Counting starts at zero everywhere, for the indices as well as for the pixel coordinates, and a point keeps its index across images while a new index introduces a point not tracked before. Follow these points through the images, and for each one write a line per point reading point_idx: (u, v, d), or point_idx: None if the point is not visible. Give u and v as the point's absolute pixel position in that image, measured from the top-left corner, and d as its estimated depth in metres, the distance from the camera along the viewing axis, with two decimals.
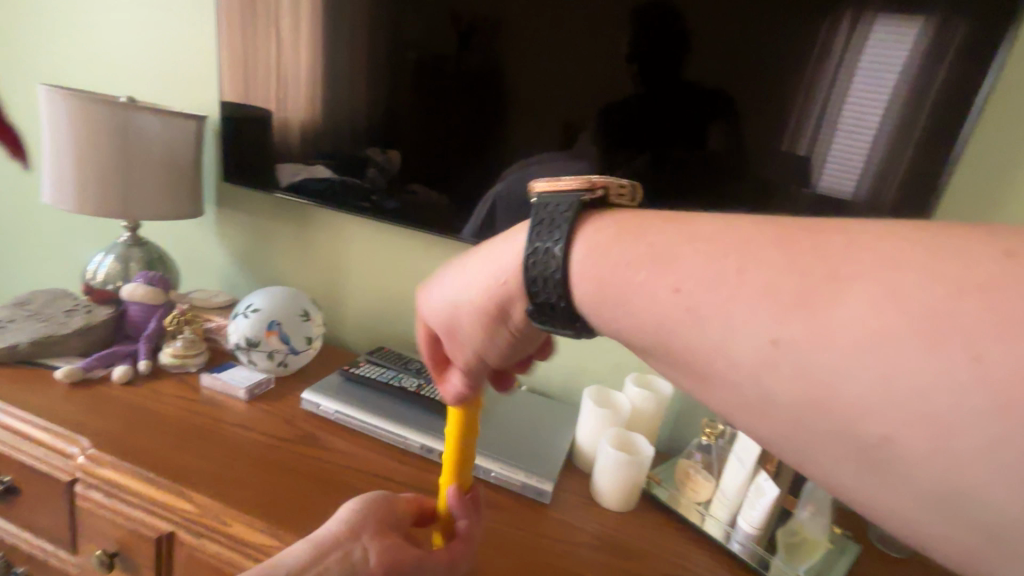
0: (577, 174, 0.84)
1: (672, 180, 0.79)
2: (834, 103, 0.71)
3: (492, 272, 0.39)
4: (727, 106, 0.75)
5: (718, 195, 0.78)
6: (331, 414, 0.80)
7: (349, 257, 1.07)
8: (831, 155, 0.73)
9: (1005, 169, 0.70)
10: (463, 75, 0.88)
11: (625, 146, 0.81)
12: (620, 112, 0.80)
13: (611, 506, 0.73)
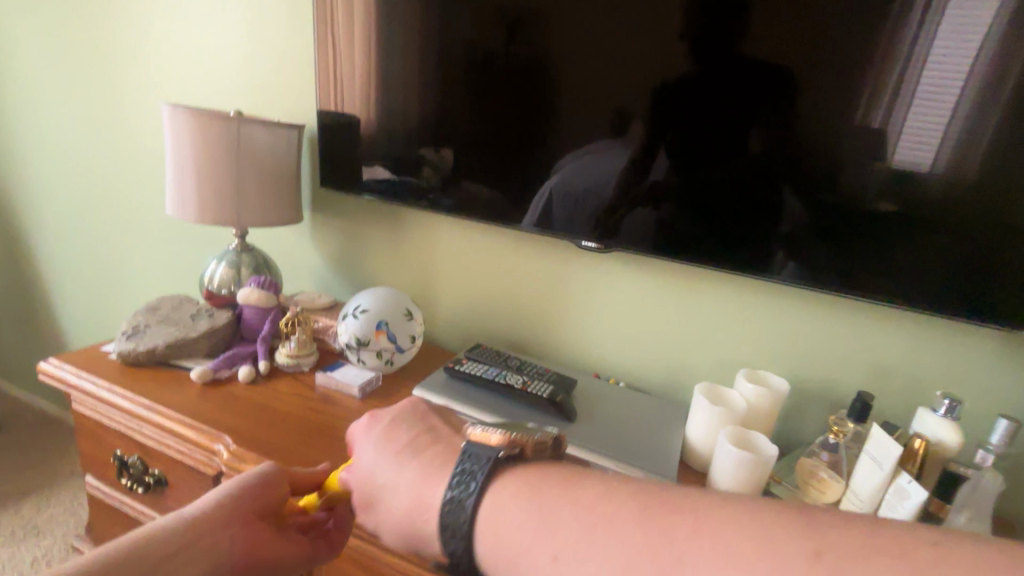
0: (628, 161, 0.83)
1: (727, 163, 0.77)
2: (910, 71, 0.66)
3: (408, 478, 0.49)
4: (784, 83, 0.72)
5: (785, 176, 0.74)
6: (441, 411, 0.82)
7: (438, 257, 1.08)
8: (906, 127, 0.68)
9: None
10: (517, 68, 0.87)
11: (678, 131, 0.79)
12: (674, 96, 0.78)
13: None
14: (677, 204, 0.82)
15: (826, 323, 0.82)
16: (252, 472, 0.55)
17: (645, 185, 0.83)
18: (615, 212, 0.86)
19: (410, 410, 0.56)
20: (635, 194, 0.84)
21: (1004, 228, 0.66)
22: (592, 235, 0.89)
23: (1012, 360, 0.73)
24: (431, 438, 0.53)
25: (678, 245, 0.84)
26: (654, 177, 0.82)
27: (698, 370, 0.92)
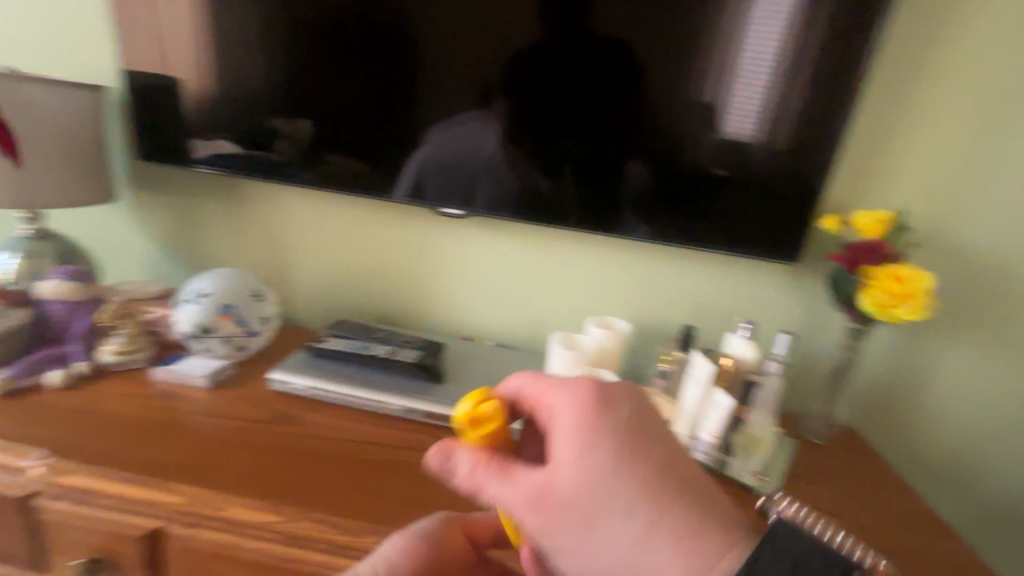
0: (497, 131, 0.86)
1: (590, 133, 0.83)
2: (730, 51, 0.77)
3: (607, 473, 0.40)
4: (630, 59, 0.80)
5: (636, 145, 0.83)
6: (303, 391, 0.79)
7: (291, 233, 1.01)
8: (732, 101, 0.79)
9: (887, 105, 0.81)
10: (374, 34, 0.84)
11: (542, 102, 0.83)
12: (535, 67, 0.82)
13: None
14: (549, 171, 0.87)
15: (659, 271, 0.94)
16: (426, 525, 0.52)
17: (516, 155, 0.87)
18: (489, 183, 0.88)
19: (615, 398, 0.43)
20: (503, 165, 0.87)
21: (778, 181, 0.81)
22: (467, 205, 0.90)
23: (792, 289, 0.90)
24: (615, 437, 0.41)
25: (552, 212, 0.88)
26: (523, 146, 0.86)
27: (557, 324, 0.99)
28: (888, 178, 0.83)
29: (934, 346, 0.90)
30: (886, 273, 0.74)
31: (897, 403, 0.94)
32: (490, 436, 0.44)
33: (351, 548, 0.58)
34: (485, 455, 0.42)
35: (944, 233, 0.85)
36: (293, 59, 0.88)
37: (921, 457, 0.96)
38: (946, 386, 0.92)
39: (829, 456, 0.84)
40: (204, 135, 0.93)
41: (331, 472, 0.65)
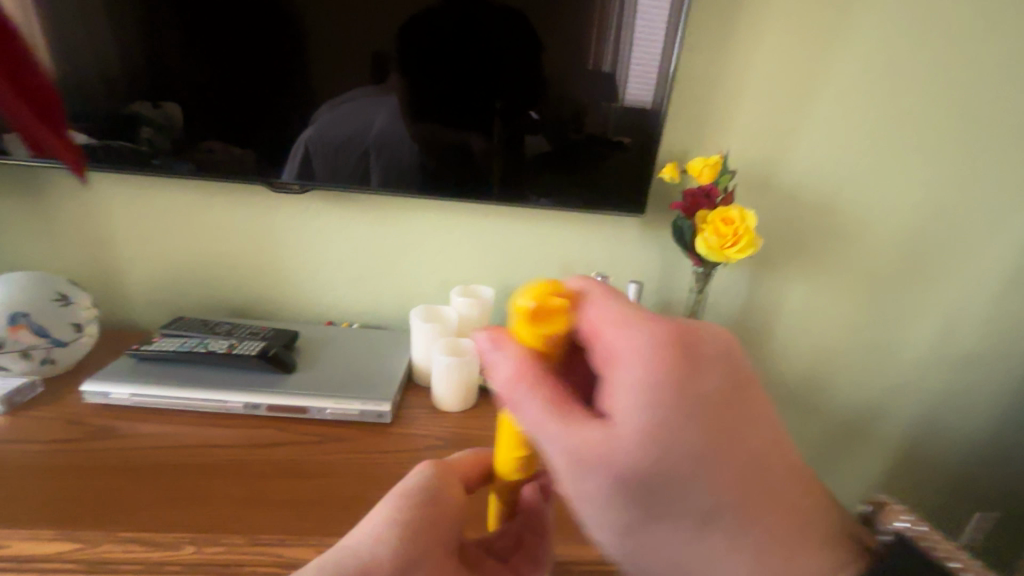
0: (393, 109, 0.80)
1: (493, 106, 0.80)
2: (629, 17, 0.76)
3: (683, 445, 0.35)
4: (529, 29, 0.76)
5: (539, 118, 0.81)
6: (127, 400, 0.70)
7: (113, 223, 0.89)
8: (631, 69, 0.79)
9: (720, 60, 0.84)
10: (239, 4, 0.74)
11: (443, 74, 0.78)
12: (431, 36, 0.76)
13: (451, 408, 0.78)
14: (456, 148, 0.83)
15: (521, 233, 0.93)
16: (416, 479, 0.47)
17: (421, 133, 0.82)
18: (388, 163, 0.83)
19: (645, 366, 0.35)
20: (402, 143, 0.82)
21: (618, 134, 0.83)
22: (362, 186, 0.85)
23: (647, 240, 0.94)
24: (705, 387, 0.36)
25: (459, 187, 0.86)
26: (427, 123, 0.81)
27: (427, 296, 0.97)
28: (718, 125, 0.88)
29: (773, 280, 0.98)
30: (717, 216, 0.78)
31: (747, 335, 1.02)
32: (546, 334, 0.38)
33: (168, 563, 0.52)
34: (545, 398, 0.37)
35: (771, 175, 0.92)
36: (64, 20, 0.74)
37: (770, 380, 1.06)
38: (786, 315, 1.01)
39: None
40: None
41: (147, 484, 0.58)
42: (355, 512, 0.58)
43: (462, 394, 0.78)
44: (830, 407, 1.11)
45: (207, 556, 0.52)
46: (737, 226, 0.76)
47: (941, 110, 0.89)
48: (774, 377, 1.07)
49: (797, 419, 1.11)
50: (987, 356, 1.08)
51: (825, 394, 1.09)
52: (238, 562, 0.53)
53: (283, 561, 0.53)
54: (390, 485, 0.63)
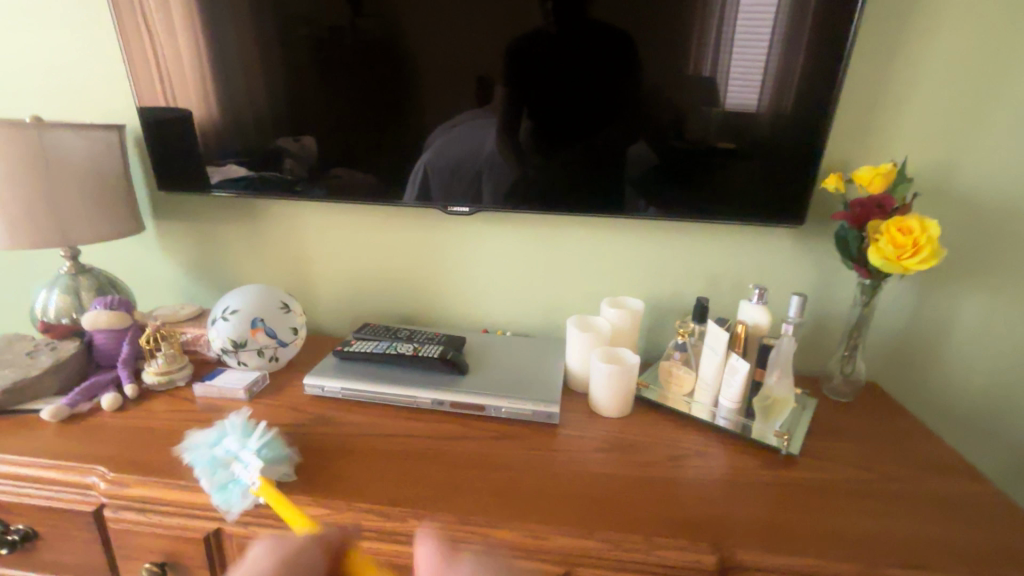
0: (496, 129, 0.88)
1: (589, 120, 0.85)
2: (728, 24, 0.78)
3: None
4: (626, 44, 0.81)
5: (638, 129, 0.85)
6: (337, 392, 0.83)
7: (309, 244, 1.06)
8: (733, 73, 0.80)
9: (887, 64, 0.81)
10: (368, 44, 0.86)
11: (542, 94, 0.85)
12: (529, 59, 0.84)
13: (610, 414, 0.83)
14: (556, 162, 0.89)
15: (667, 247, 0.95)
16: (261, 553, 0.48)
17: (518, 149, 0.89)
18: (497, 178, 0.91)
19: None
20: (508, 159, 0.90)
21: (774, 147, 0.83)
22: (472, 202, 0.94)
23: (801, 251, 0.92)
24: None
25: (564, 199, 0.91)
26: (521, 139, 0.88)
27: (573, 308, 1.02)
28: (884, 131, 0.84)
29: (946, 293, 0.91)
30: (892, 226, 0.75)
31: (915, 353, 0.95)
32: None
33: (395, 532, 0.61)
34: None
35: (945, 180, 0.86)
36: (290, 78, 0.91)
37: (944, 403, 0.97)
38: (964, 331, 0.92)
39: (852, 412, 0.86)
40: (215, 162, 0.98)
41: (368, 465, 0.69)
42: (546, 503, 0.63)
43: (622, 400, 0.82)
44: (1023, 439, 0.98)
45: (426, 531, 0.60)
46: (917, 236, 0.73)
47: None
48: (948, 400, 0.97)
49: (980, 450, 0.99)
50: None
51: (1014, 423, 0.97)
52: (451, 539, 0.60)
53: (490, 540, 0.59)
54: (571, 482, 0.67)
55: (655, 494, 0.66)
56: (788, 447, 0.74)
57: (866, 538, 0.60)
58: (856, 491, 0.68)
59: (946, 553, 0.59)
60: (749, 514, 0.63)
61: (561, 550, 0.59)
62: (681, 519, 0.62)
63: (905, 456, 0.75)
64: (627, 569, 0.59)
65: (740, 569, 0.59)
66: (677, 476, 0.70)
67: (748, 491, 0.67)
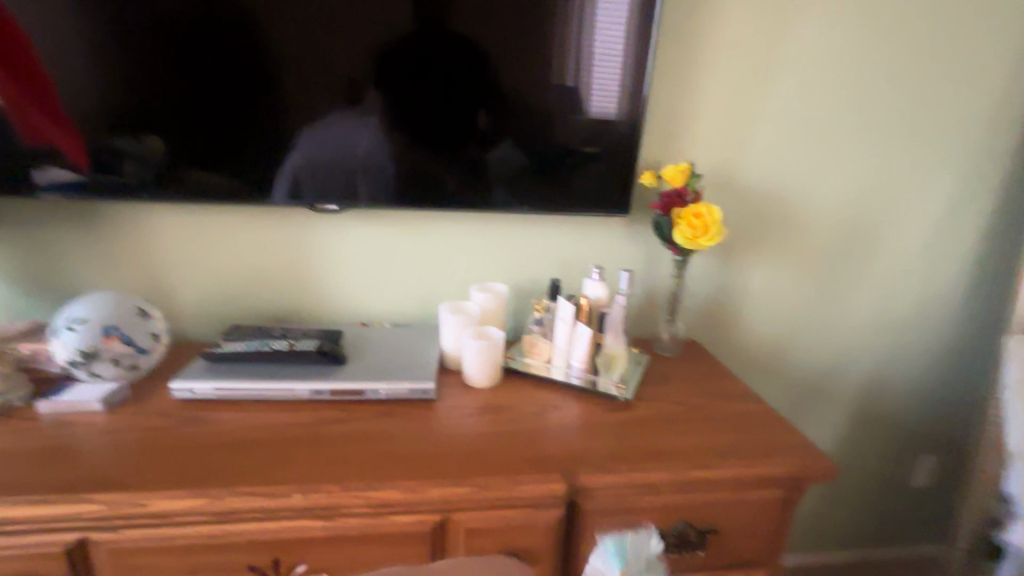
0: (367, 130, 0.94)
1: (454, 123, 0.95)
2: (586, 48, 0.94)
3: None
4: (483, 55, 0.92)
5: (498, 131, 0.96)
6: (208, 393, 0.82)
7: (165, 248, 1.01)
8: (594, 90, 0.96)
9: (679, 84, 1.03)
10: (230, 44, 0.87)
11: (410, 96, 0.93)
12: (395, 65, 0.91)
13: (482, 385, 0.93)
14: (427, 158, 0.97)
15: (525, 237, 1.09)
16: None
17: (389, 148, 0.96)
18: (366, 179, 0.97)
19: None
20: (375, 161, 0.96)
21: (603, 149, 1.00)
22: (348, 197, 0.98)
23: (631, 236, 1.10)
24: None
25: (436, 191, 0.99)
26: (391, 139, 0.95)
27: (446, 296, 1.11)
28: (682, 137, 1.06)
29: (737, 265, 1.16)
30: (689, 211, 0.95)
31: (720, 313, 1.19)
32: None
33: (281, 509, 0.64)
34: None
35: (729, 176, 1.10)
36: (153, 73, 0.87)
37: (743, 352, 1.23)
38: (752, 294, 1.19)
39: (674, 364, 1.06)
40: (39, 165, 0.89)
41: (248, 455, 0.71)
42: (424, 463, 0.71)
43: (491, 372, 0.92)
44: (796, 374, 1.27)
45: (312, 502, 0.64)
46: (705, 218, 0.94)
47: (862, 112, 1.09)
48: (747, 350, 1.23)
49: (770, 386, 1.27)
50: (917, 318, 1.28)
51: (789, 362, 1.26)
52: (337, 505, 0.65)
53: (374, 501, 0.66)
54: (446, 443, 0.76)
55: (518, 442, 0.77)
56: (624, 394, 0.91)
57: (678, 452, 0.77)
58: (673, 420, 0.86)
59: (732, 453, 0.78)
60: (594, 447, 0.77)
61: (439, 498, 0.67)
62: (540, 459, 0.73)
63: (710, 392, 0.96)
64: (497, 506, 0.69)
65: (587, 490, 0.72)
66: (536, 427, 0.82)
67: (595, 431, 0.82)
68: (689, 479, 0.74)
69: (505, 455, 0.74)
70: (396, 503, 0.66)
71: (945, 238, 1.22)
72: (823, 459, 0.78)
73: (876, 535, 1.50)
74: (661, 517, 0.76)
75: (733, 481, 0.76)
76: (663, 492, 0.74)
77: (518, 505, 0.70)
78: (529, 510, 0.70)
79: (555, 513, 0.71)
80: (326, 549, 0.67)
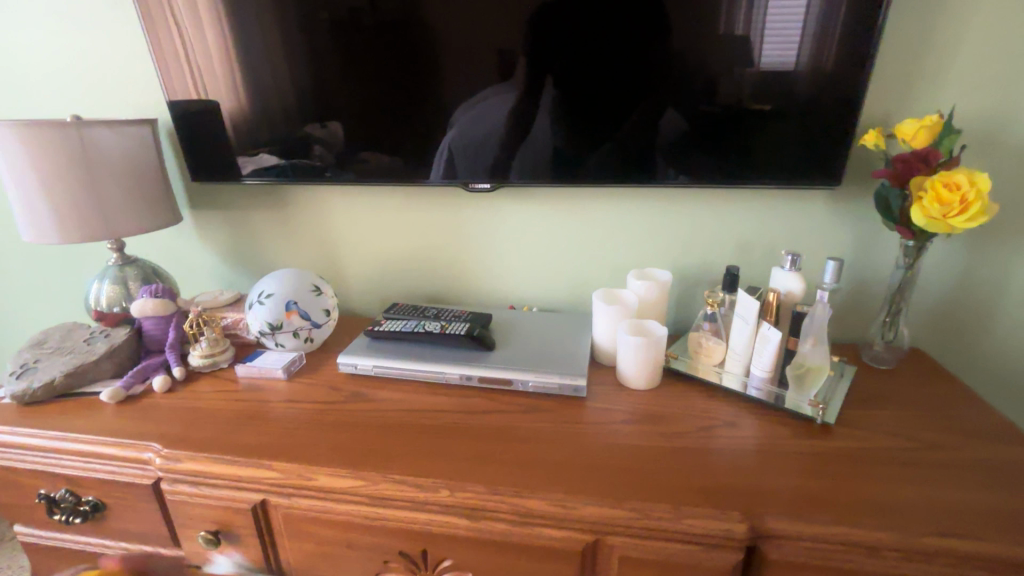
0: (517, 105, 0.86)
1: (620, 90, 0.82)
2: None
3: None
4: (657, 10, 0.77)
5: (665, 97, 0.81)
6: (370, 370, 0.86)
7: (338, 228, 1.08)
8: (767, 31, 0.76)
9: (935, 14, 0.76)
10: (388, 26, 0.85)
11: (585, 66, 0.81)
12: (577, 31, 0.80)
13: (639, 385, 0.82)
14: (595, 133, 0.86)
15: (697, 217, 0.93)
16: None
17: (544, 123, 0.87)
18: (518, 154, 0.90)
19: None
20: (534, 134, 0.88)
21: (808, 105, 0.79)
22: (499, 177, 0.92)
23: (838, 214, 0.88)
24: None
25: (617, 169, 0.87)
26: (550, 113, 0.86)
27: (597, 282, 1.01)
28: (929, 84, 0.79)
29: (999, 252, 0.85)
30: (939, 183, 0.70)
31: (965, 319, 0.90)
32: None
33: (428, 502, 0.63)
34: None
35: (1000, 133, 0.80)
36: (324, 59, 0.89)
37: (996, 369, 0.92)
38: (1019, 293, 0.87)
39: (893, 380, 0.82)
40: (248, 152, 0.99)
41: (401, 438, 0.71)
42: (577, 472, 0.64)
43: (651, 372, 0.81)
44: None
45: (458, 500, 0.62)
46: (966, 192, 0.68)
47: None
48: (1005, 367, 0.91)
49: None
50: None
51: None
52: (482, 507, 0.62)
53: (521, 510, 0.60)
54: (599, 451, 0.68)
55: (686, 462, 0.66)
56: (822, 416, 0.72)
57: (906, 506, 0.59)
58: (895, 461, 0.65)
59: (994, 521, 0.57)
60: (788, 484, 0.62)
61: (592, 519, 0.59)
62: (713, 489, 0.61)
63: (948, 423, 0.72)
64: (658, 537, 0.59)
65: (772, 537, 0.58)
66: (708, 447, 0.69)
67: (784, 461, 0.66)
68: (921, 547, 0.55)
69: (667, 477, 0.63)
70: (545, 516, 0.61)
71: None
72: None
73: None
74: None
75: (995, 560, 0.55)
76: (882, 556, 0.57)
77: (684, 540, 0.59)
78: (697, 549, 0.59)
79: (733, 558, 0.58)
80: (472, 549, 0.64)
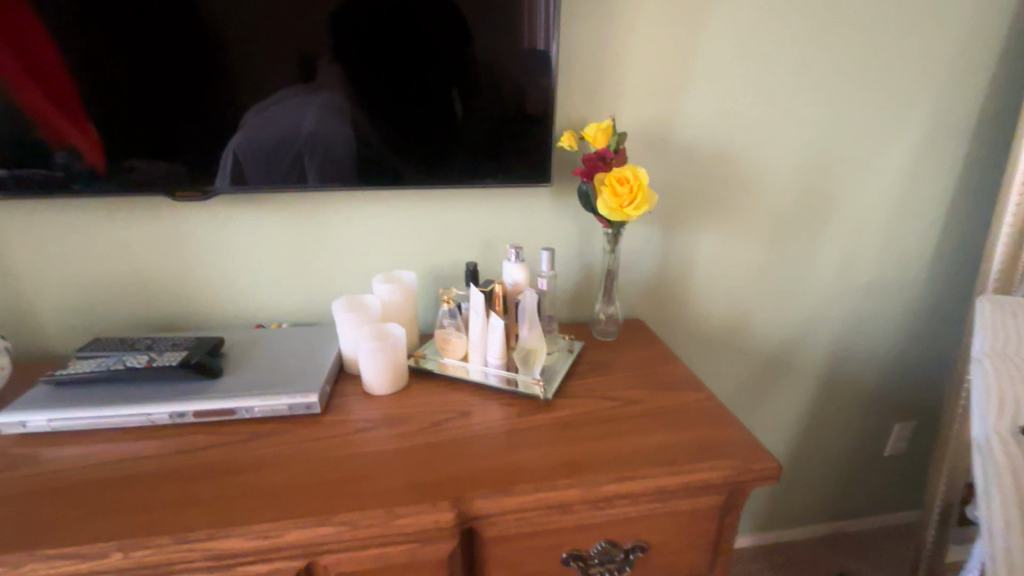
0: (314, 108, 0.80)
1: (421, 96, 0.82)
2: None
3: None
4: (458, 21, 0.79)
5: (462, 103, 0.83)
6: (44, 426, 0.70)
7: (13, 254, 0.86)
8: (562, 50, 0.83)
9: (608, 34, 0.89)
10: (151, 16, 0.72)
11: (386, 69, 0.80)
12: (368, 35, 0.77)
13: (383, 391, 0.81)
14: (395, 137, 0.84)
15: (441, 217, 0.95)
16: None
17: (340, 126, 0.82)
18: (320, 159, 0.84)
19: None
20: (333, 139, 0.83)
21: (521, 110, 0.86)
22: (299, 183, 0.84)
23: (559, 209, 0.98)
24: None
25: (393, 172, 0.86)
26: (346, 116, 0.82)
27: (352, 289, 0.98)
28: (611, 95, 0.92)
29: (684, 233, 1.04)
30: (613, 176, 0.81)
31: (668, 291, 1.07)
32: None
33: (97, 571, 0.53)
34: None
35: (667, 136, 0.97)
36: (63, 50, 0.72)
37: (695, 329, 1.12)
38: (700, 266, 1.07)
39: (613, 350, 0.94)
40: None
41: (68, 502, 0.59)
42: (286, 496, 0.59)
43: (393, 375, 0.80)
44: (755, 347, 1.17)
45: (136, 561, 0.53)
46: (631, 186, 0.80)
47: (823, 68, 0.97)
48: (701, 326, 1.12)
49: (725, 362, 1.17)
50: (896, 279, 1.18)
51: (747, 335, 1.15)
52: (168, 563, 0.54)
53: (213, 553, 0.55)
54: (319, 466, 0.65)
55: (409, 460, 0.66)
56: (544, 392, 0.79)
57: (595, 461, 0.67)
58: (596, 421, 0.74)
59: (658, 458, 0.67)
60: (499, 463, 0.66)
61: (298, 543, 0.56)
62: (427, 483, 0.62)
63: (643, 380, 0.85)
64: (373, 545, 0.59)
65: (483, 517, 0.62)
66: (436, 440, 0.70)
67: (504, 441, 0.70)
68: (604, 494, 0.63)
69: (383, 481, 0.62)
70: (245, 553, 0.56)
71: (916, 189, 1.11)
72: (760, 460, 0.68)
73: (845, 506, 1.43)
74: (576, 537, 0.66)
75: (656, 491, 0.65)
76: (575, 510, 0.64)
77: (400, 541, 0.59)
78: (412, 546, 0.60)
79: (446, 546, 0.61)
80: None
